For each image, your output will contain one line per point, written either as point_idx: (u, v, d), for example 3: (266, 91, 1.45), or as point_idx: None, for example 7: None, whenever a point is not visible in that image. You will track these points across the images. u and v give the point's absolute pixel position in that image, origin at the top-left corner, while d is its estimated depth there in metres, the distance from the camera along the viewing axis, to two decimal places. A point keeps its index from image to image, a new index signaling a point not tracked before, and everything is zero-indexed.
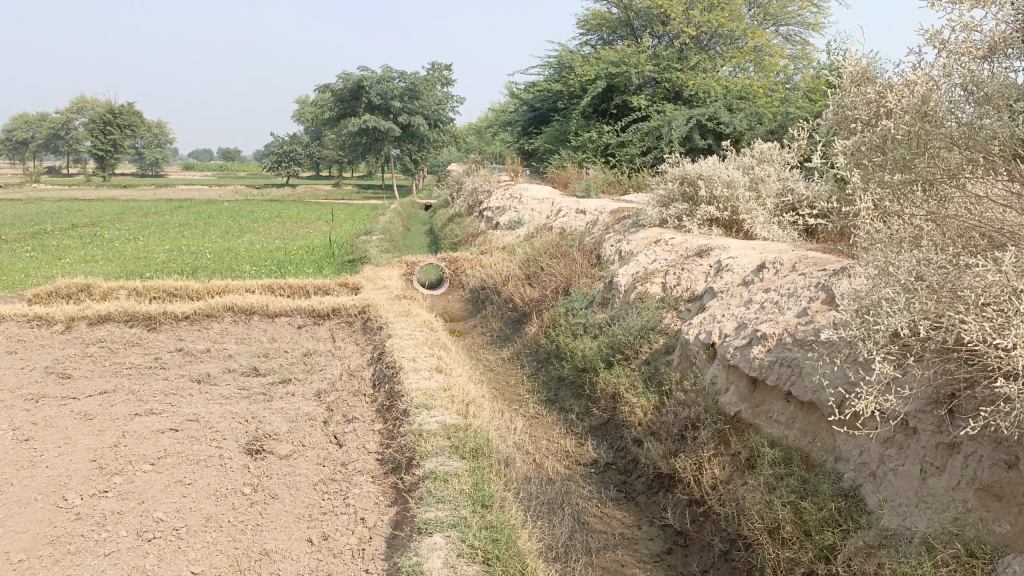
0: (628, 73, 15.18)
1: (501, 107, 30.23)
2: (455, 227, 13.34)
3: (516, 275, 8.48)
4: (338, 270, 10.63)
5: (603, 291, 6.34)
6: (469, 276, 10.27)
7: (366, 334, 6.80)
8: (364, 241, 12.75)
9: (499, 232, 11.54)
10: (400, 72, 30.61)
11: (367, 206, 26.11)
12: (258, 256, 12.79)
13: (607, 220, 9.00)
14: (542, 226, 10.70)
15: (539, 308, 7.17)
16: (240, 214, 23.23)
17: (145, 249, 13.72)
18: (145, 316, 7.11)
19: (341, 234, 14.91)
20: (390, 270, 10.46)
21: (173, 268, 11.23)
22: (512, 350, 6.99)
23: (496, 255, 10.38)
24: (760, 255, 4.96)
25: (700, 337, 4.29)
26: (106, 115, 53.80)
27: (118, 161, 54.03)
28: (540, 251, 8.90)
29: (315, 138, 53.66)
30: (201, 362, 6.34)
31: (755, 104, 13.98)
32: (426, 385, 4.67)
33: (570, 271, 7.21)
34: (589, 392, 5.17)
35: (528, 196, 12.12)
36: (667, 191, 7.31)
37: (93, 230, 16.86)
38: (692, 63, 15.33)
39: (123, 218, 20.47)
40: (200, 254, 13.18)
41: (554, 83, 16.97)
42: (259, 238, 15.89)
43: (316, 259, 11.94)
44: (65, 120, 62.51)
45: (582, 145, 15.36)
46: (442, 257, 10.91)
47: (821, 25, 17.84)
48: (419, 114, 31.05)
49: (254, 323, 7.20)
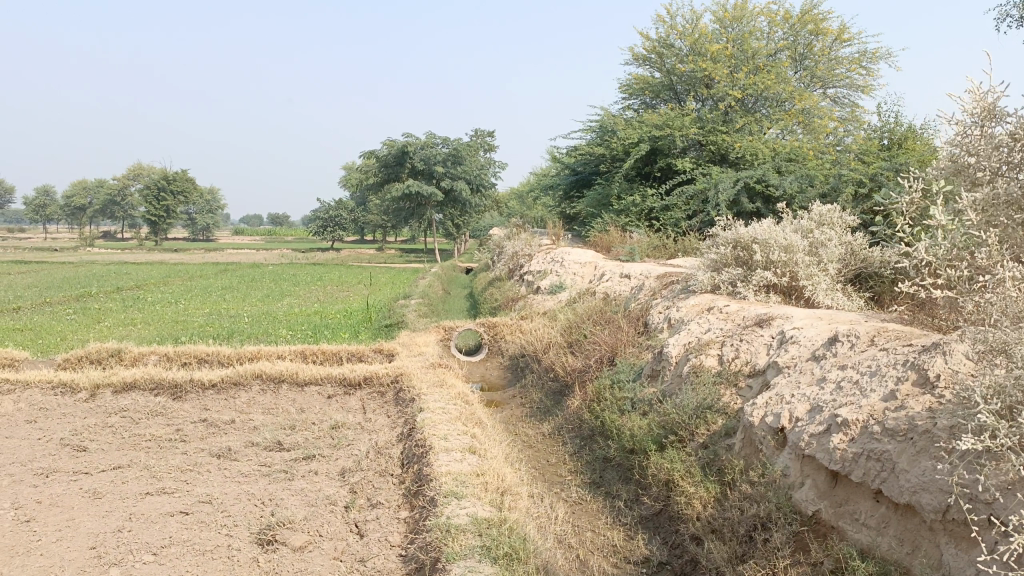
0: (673, 137, 14.94)
1: (543, 172, 30.29)
2: (495, 291, 13.02)
3: (558, 342, 8.06)
4: (374, 336, 10.33)
5: (652, 362, 5.89)
6: (508, 343, 9.88)
7: (398, 406, 6.42)
8: (401, 306, 12.48)
9: (539, 297, 11.18)
10: (443, 138, 31.01)
11: (408, 270, 26.09)
12: (295, 320, 12.59)
13: (654, 286, 8.58)
14: (585, 290, 10.31)
15: (582, 378, 6.72)
16: (283, 277, 23.33)
17: (184, 312, 13.65)
18: (171, 384, 6.83)
19: (379, 298, 14.69)
20: (427, 335, 10.13)
21: (208, 332, 11.06)
22: (553, 423, 6.53)
23: (537, 321, 9.99)
24: (828, 326, 4.49)
25: (765, 420, 3.81)
26: (160, 182, 55.57)
27: (169, 225, 55.51)
28: (582, 317, 8.49)
29: (360, 203, 54.57)
30: (224, 434, 6.01)
31: (805, 167, 13.56)
32: (457, 467, 4.25)
33: (614, 339, 6.77)
34: (638, 476, 4.67)
35: (570, 260, 11.78)
36: (719, 255, 6.89)
37: (136, 294, 16.94)
38: (738, 126, 15.05)
39: (167, 282, 20.64)
40: (238, 318, 13.04)
41: (596, 146, 16.81)
42: (298, 302, 15.76)
43: (353, 323, 11.68)
44: (122, 187, 64.85)
45: (626, 209, 15.05)
46: (481, 323, 10.56)
47: (871, 87, 17.49)
48: (462, 179, 31.30)
49: (283, 393, 6.87)
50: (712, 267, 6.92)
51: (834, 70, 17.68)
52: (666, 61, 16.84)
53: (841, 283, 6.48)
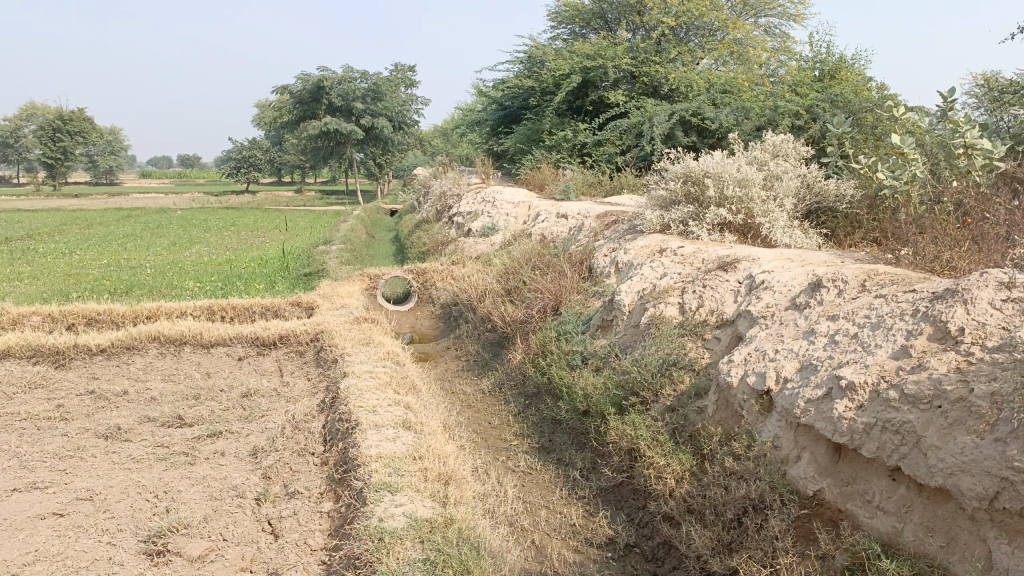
0: (605, 68, 14.24)
1: (468, 107, 29.17)
2: (423, 234, 12.28)
3: (494, 290, 7.45)
4: (292, 286, 9.50)
5: (601, 311, 5.32)
6: (439, 290, 9.22)
7: (319, 368, 5.72)
8: (322, 252, 11.61)
9: (470, 239, 10.50)
10: (362, 72, 29.40)
11: (330, 213, 24.92)
12: (205, 270, 11.58)
13: (595, 226, 8.02)
14: (519, 232, 9.69)
15: (523, 330, 6.13)
16: (193, 223, 21.86)
17: (79, 265, 12.39)
18: (51, 351, 5.92)
19: (298, 244, 13.73)
20: (350, 284, 9.36)
21: (105, 287, 9.97)
22: (492, 380, 5.96)
23: (469, 266, 9.34)
24: (806, 270, 3.99)
25: (745, 380, 3.28)
26: (55, 121, 51.56)
27: (69, 169, 51.85)
28: (519, 261, 7.88)
29: (276, 142, 52.04)
30: (115, 409, 5.21)
31: (740, 99, 13.13)
32: (390, 448, 3.62)
33: (557, 286, 6.19)
34: (595, 442, 4.16)
35: (501, 199, 11.10)
36: (669, 191, 6.32)
37: (26, 244, 15.44)
38: (672, 57, 14.47)
39: (63, 231, 18.97)
40: (141, 269, 11.92)
41: (524, 79, 15.97)
42: (209, 250, 14.63)
43: (269, 273, 10.77)
44: (12, 128, 60.10)
45: (557, 145, 14.38)
46: (409, 268, 9.84)
47: (802, 17, 17.13)
48: (382, 116, 29.89)
49: (185, 356, 6.05)
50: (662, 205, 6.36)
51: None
52: None
53: (798, 220, 6.04)
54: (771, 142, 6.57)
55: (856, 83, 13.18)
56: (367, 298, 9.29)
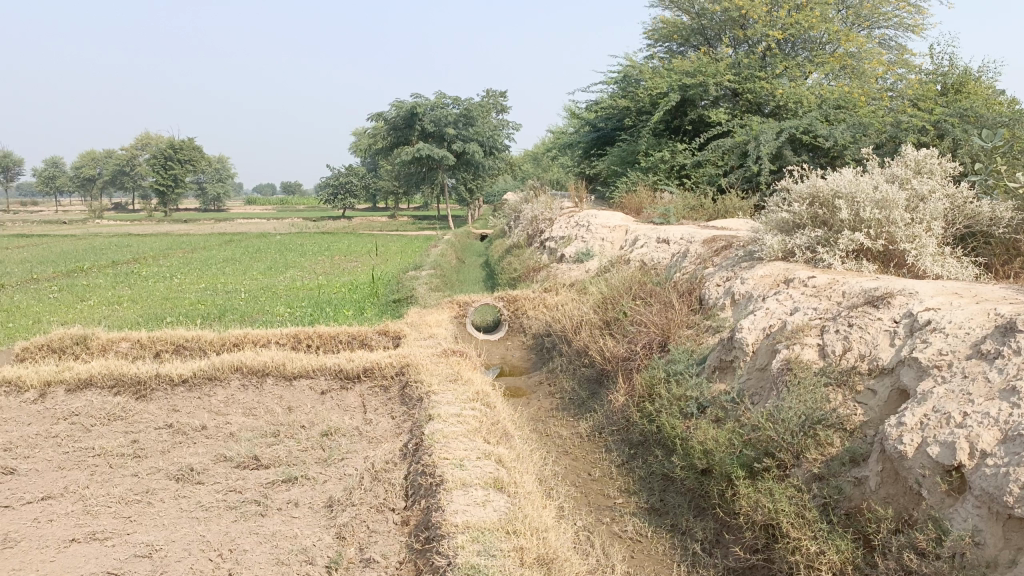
0: (705, 85, 13.52)
1: (560, 131, 28.81)
2: (513, 259, 11.85)
3: (591, 321, 6.87)
4: (381, 313, 9.22)
5: (718, 349, 4.69)
6: (531, 319, 8.74)
7: (404, 406, 5.28)
8: (412, 277, 11.33)
9: (564, 265, 9.99)
10: (454, 97, 29.57)
11: (421, 237, 24.96)
12: (295, 295, 11.50)
13: (702, 252, 7.33)
14: (616, 257, 9.10)
15: (624, 367, 5.51)
16: (289, 246, 22.25)
17: (177, 289, 12.56)
18: (133, 381, 5.72)
19: (388, 269, 13.55)
20: (439, 312, 8.98)
21: (198, 312, 9.96)
22: (592, 423, 5.38)
23: (563, 294, 8.79)
24: (985, 310, 3.28)
25: (925, 449, 2.65)
26: (167, 151, 54.41)
27: (179, 196, 54.57)
28: (618, 289, 7.27)
29: (370, 168, 53.21)
30: (193, 446, 4.92)
31: (856, 115, 12.15)
32: (479, 516, 3.11)
33: (664, 318, 5.56)
34: (720, 508, 3.54)
35: (596, 223, 10.55)
36: (792, 214, 5.62)
37: (132, 268, 15.93)
38: (779, 72, 13.61)
39: (167, 255, 19.58)
40: (234, 293, 11.97)
41: (619, 99, 15.42)
42: (302, 274, 14.67)
43: (358, 299, 10.55)
44: (130, 157, 63.98)
45: (654, 167, 13.69)
46: (499, 295, 9.39)
47: (922, 28, 15.91)
48: (474, 141, 29.91)
49: (267, 389, 5.74)
50: (784, 229, 5.67)
51: (881, 9, 16.09)
52: (695, 5, 15.35)
53: (948, 247, 5.23)
54: (912, 159, 5.79)
55: (988, 96, 12.00)
56: (456, 326, 8.88)
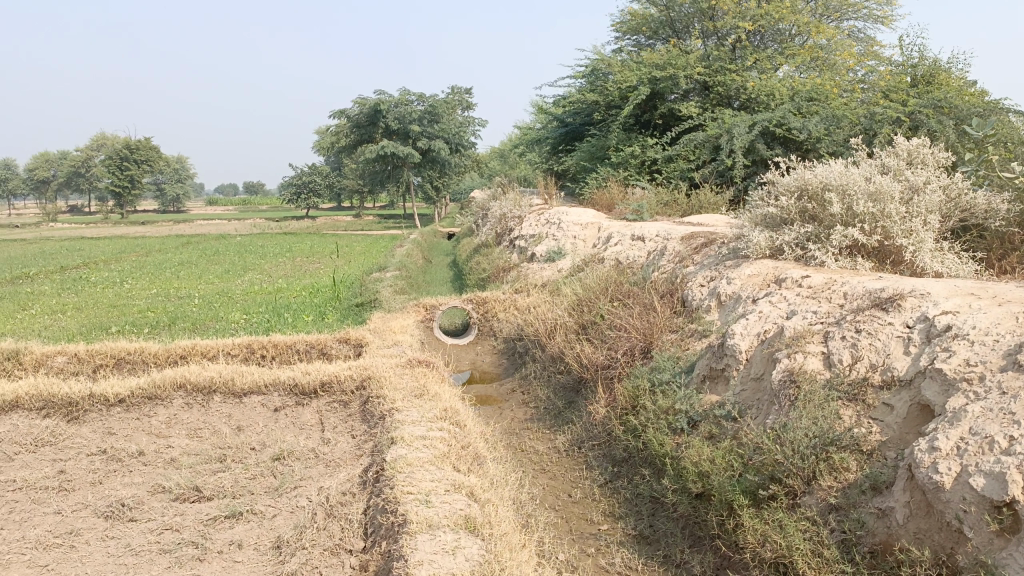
0: (675, 78, 13.21)
1: (527, 127, 28.42)
2: (482, 259, 11.41)
3: (566, 325, 6.46)
4: (343, 319, 8.73)
5: (706, 356, 4.32)
6: (502, 322, 8.32)
7: (366, 425, 4.82)
8: (376, 279, 10.84)
9: (534, 265, 9.59)
10: (419, 94, 29.01)
11: (387, 237, 24.40)
12: (253, 300, 10.93)
13: (681, 250, 6.97)
14: (589, 256, 8.73)
15: (603, 376, 5.11)
16: (250, 248, 21.56)
17: (128, 295, 11.91)
18: (64, 402, 5.18)
19: (351, 271, 13.02)
20: (405, 316, 8.51)
21: (148, 321, 9.37)
22: (570, 438, 4.98)
23: (535, 295, 8.38)
24: (1013, 314, 2.94)
25: (966, 481, 2.32)
26: (123, 151, 52.90)
27: (136, 197, 53.12)
28: (593, 290, 6.87)
29: (334, 167, 52.31)
30: (128, 475, 4.41)
31: (829, 107, 11.93)
32: (448, 566, 2.68)
33: (645, 322, 5.18)
34: (719, 538, 3.18)
35: (568, 220, 10.17)
36: (779, 208, 5.27)
37: (81, 273, 15.17)
38: (750, 65, 13.35)
39: (121, 259, 18.79)
40: (189, 299, 11.36)
41: (587, 93, 15.07)
42: (261, 278, 14.07)
43: (319, 303, 10.04)
44: (85, 158, 62.22)
45: (625, 162, 13.33)
46: (468, 297, 8.96)
47: (890, 19, 15.80)
48: (440, 138, 29.38)
49: (214, 408, 5.24)
50: (770, 226, 5.31)
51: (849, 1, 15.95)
52: None
53: (944, 242, 4.95)
54: (903, 149, 5.49)
55: (960, 87, 11.86)
56: (423, 331, 8.42)
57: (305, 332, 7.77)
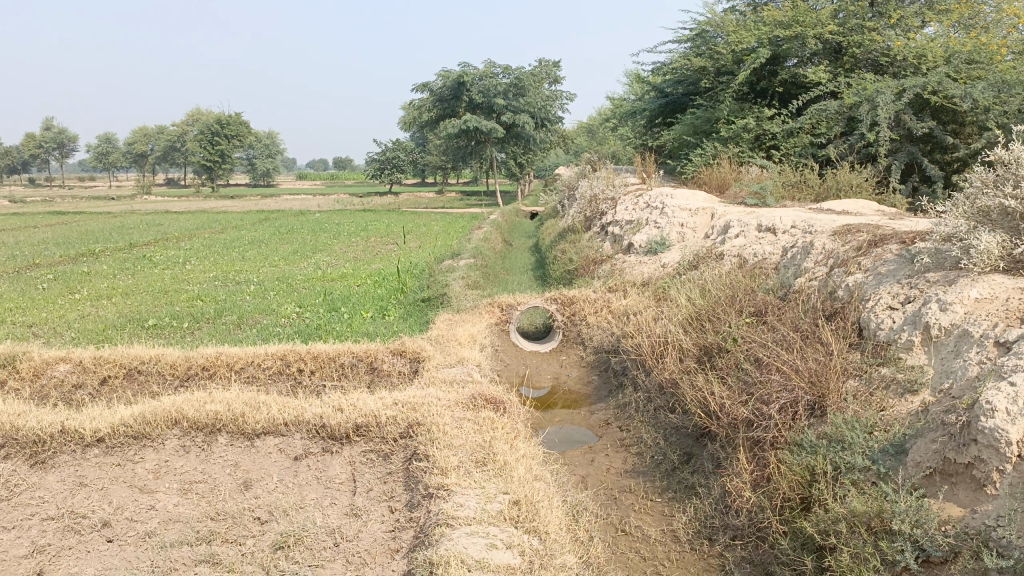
0: (802, 38, 11.31)
1: (619, 101, 26.52)
2: (568, 247, 9.91)
3: (680, 346, 4.92)
4: (405, 320, 7.45)
5: (930, 434, 2.81)
6: (593, 329, 6.85)
7: (408, 497, 3.45)
8: (447, 269, 9.51)
9: (633, 257, 8.07)
10: (505, 66, 27.53)
11: (467, 216, 23.17)
12: (312, 289, 9.80)
13: (835, 248, 5.30)
14: (702, 249, 7.14)
15: (745, 436, 3.56)
16: (325, 226, 20.72)
17: (184, 278, 11.01)
18: (31, 440, 4.02)
19: (422, 257, 11.75)
20: (476, 318, 7.14)
21: (191, 313, 8.34)
22: (696, 523, 3.48)
23: (635, 298, 6.85)
24: None
25: None
26: (214, 125, 53.45)
27: (226, 171, 53.85)
28: (716, 300, 5.30)
29: (417, 143, 51.47)
30: (80, 562, 3.19)
31: (997, 70, 9.86)
32: None
33: (811, 363, 3.59)
34: None
35: (673, 203, 8.55)
36: (1018, 198, 3.60)
37: (148, 251, 14.51)
38: (894, 22, 11.29)
39: (194, 235, 18.22)
40: (245, 285, 10.35)
41: (693, 58, 13.27)
42: (328, 261, 13.00)
43: (381, 297, 8.78)
44: (180, 132, 63.72)
45: (735, 136, 11.62)
46: (551, 296, 7.50)
47: None
48: (525, 113, 27.83)
49: (216, 454, 3.96)
50: (1001, 223, 3.64)
51: None
52: None
53: None
54: None
55: None
56: (497, 337, 7.03)
57: (358, 339, 6.53)
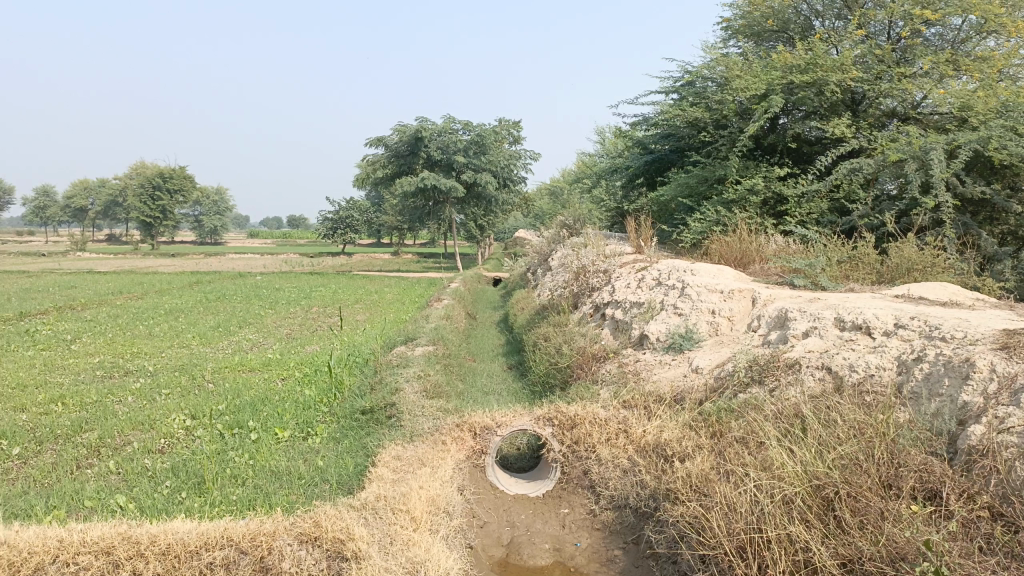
0: (821, 86, 9.72)
1: (587, 162, 24.96)
2: (552, 332, 7.83)
3: (805, 556, 2.94)
4: (333, 454, 5.23)
5: None
6: (607, 468, 4.69)
7: None
8: (398, 362, 7.31)
9: (649, 354, 6.06)
10: (466, 123, 25.88)
11: (423, 281, 21.10)
12: (220, 385, 7.47)
13: (1021, 375, 3.30)
14: (756, 350, 5.15)
15: None
16: (263, 292, 18.38)
17: (59, 366, 8.60)
18: None
19: (369, 339, 9.55)
20: (438, 452, 4.90)
21: (37, 428, 5.97)
22: None
23: (668, 424, 4.74)
24: None
25: None
26: (155, 178, 50.69)
27: (168, 227, 50.99)
28: (836, 459, 3.31)
29: (374, 202, 49.60)
30: None
31: None
32: None
33: None
34: None
35: (696, 277, 6.58)
36: None
37: (34, 324, 11.99)
38: (925, 70, 9.74)
39: (105, 302, 15.72)
40: (134, 378, 7.98)
41: (690, 107, 11.59)
42: (254, 339, 10.69)
43: (306, 402, 6.52)
44: (123, 186, 60.98)
45: (743, 199, 10.06)
46: (543, 415, 5.35)
47: None
48: (487, 171, 26.12)
49: None
50: None
51: None
52: None
53: None
54: None
55: None
56: (468, 478, 4.78)
57: (258, 503, 4.25)
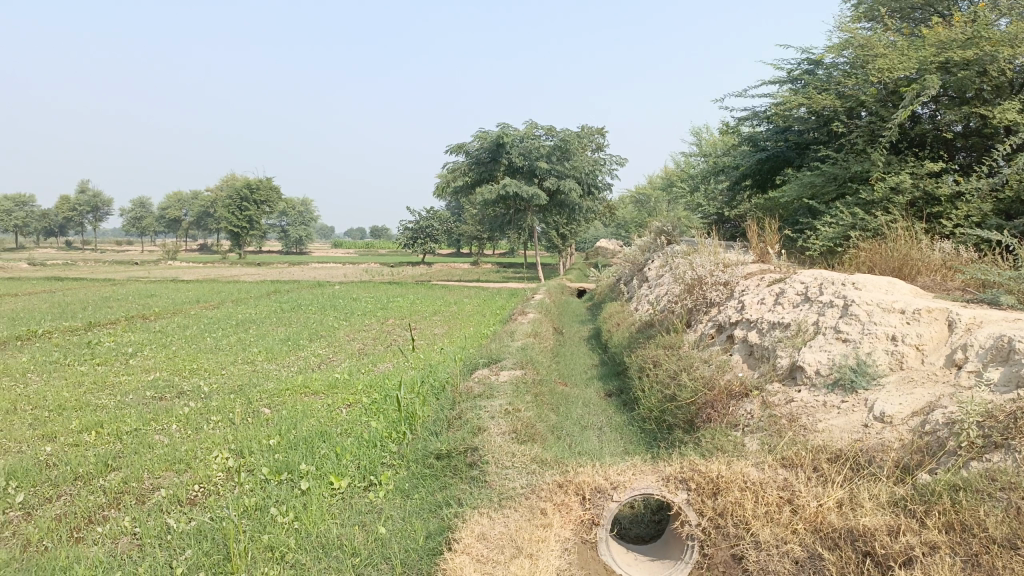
0: (987, 63, 8.11)
1: (679, 168, 23.39)
2: (664, 356, 6.48)
3: None
4: (398, 518, 4.06)
5: None
6: (771, 555, 3.27)
7: None
8: (481, 390, 6.12)
9: (808, 393, 4.65)
10: (550, 128, 24.75)
11: (504, 292, 20.01)
12: (276, 412, 6.44)
13: None
14: (977, 394, 3.69)
15: None
16: (339, 302, 17.65)
17: (111, 385, 7.80)
18: None
19: (448, 358, 8.42)
20: (536, 527, 3.61)
21: (58, 463, 5.04)
22: None
23: (859, 497, 3.34)
24: None
25: None
26: (244, 189, 51.68)
27: (255, 237, 51.87)
28: None
29: (454, 212, 49.02)
30: None
31: None
32: None
33: None
34: None
35: (862, 294, 5.14)
36: None
37: (101, 334, 11.41)
38: None
39: (180, 311, 15.23)
40: (185, 400, 7.07)
41: (817, 96, 10.07)
42: (323, 355, 9.74)
43: (370, 439, 5.39)
44: (213, 196, 62.74)
45: (885, 199, 8.51)
46: (674, 475, 4.00)
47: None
48: (571, 177, 24.92)
49: None
50: None
51: None
52: None
53: None
54: None
55: None
56: (575, 563, 3.47)
57: None
